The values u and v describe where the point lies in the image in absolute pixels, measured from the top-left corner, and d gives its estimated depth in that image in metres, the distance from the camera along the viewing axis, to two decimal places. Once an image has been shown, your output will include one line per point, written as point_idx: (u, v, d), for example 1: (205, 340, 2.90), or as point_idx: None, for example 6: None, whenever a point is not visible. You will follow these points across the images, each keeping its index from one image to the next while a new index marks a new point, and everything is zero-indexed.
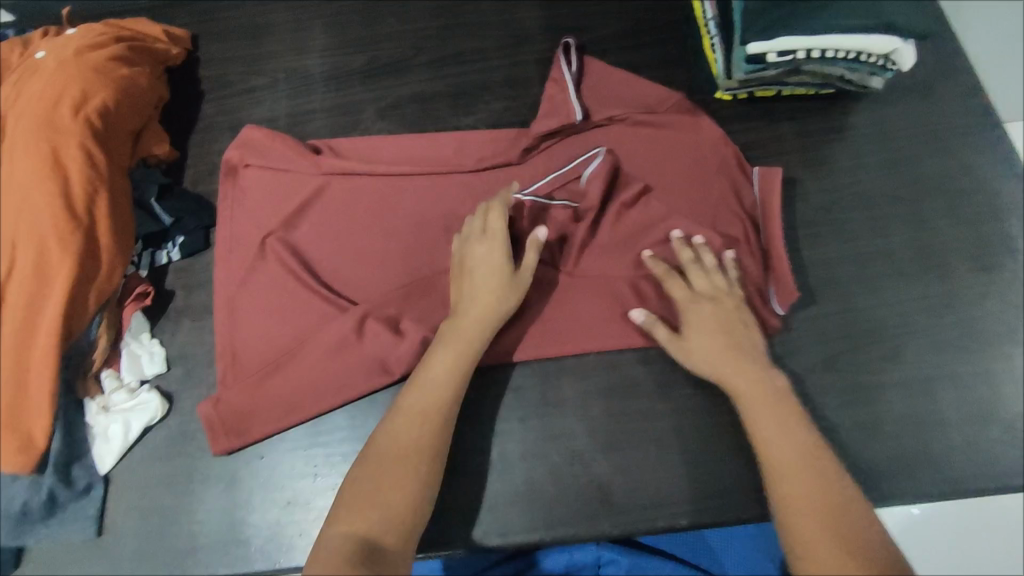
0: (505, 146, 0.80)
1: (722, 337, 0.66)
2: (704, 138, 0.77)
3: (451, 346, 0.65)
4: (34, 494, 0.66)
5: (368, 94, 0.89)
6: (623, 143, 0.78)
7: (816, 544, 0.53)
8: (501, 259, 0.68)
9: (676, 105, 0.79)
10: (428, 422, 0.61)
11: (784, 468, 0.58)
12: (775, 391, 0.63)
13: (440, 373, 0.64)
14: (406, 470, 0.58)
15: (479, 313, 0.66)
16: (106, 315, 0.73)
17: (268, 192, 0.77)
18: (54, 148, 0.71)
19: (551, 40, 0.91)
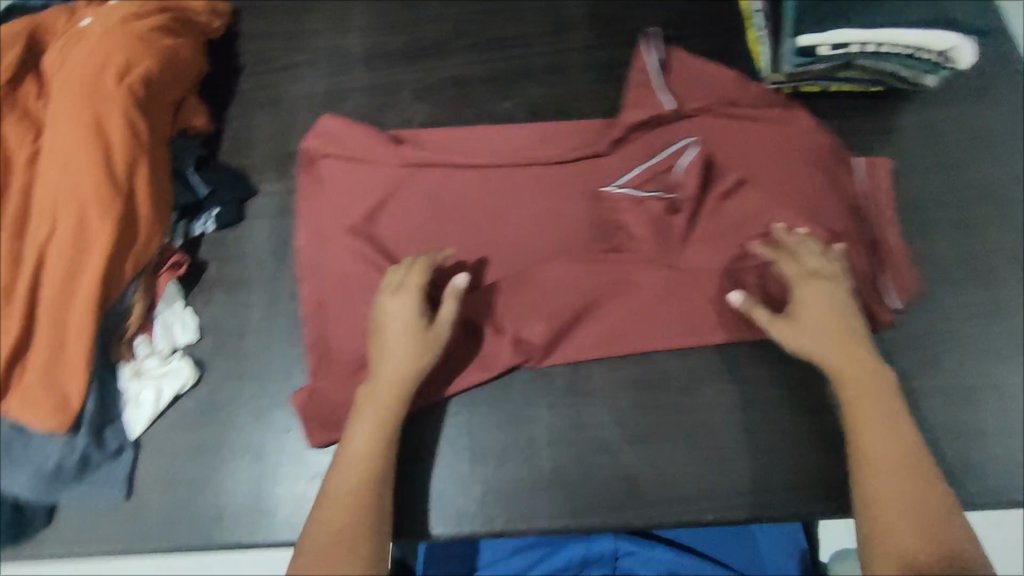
0: (591, 138, 0.79)
1: (835, 324, 0.65)
2: (808, 130, 0.75)
3: (373, 415, 0.64)
4: (69, 454, 0.68)
5: (407, 75, 0.89)
6: (717, 134, 0.76)
7: (904, 539, 0.55)
8: (416, 317, 0.66)
9: (768, 97, 0.78)
10: (362, 493, 0.60)
11: (885, 462, 0.58)
12: (884, 383, 0.63)
13: (364, 443, 0.62)
14: (344, 553, 0.57)
15: (395, 374, 0.65)
16: (142, 282, 0.73)
17: (349, 180, 0.77)
18: (98, 114, 0.72)
19: (594, 28, 0.90)
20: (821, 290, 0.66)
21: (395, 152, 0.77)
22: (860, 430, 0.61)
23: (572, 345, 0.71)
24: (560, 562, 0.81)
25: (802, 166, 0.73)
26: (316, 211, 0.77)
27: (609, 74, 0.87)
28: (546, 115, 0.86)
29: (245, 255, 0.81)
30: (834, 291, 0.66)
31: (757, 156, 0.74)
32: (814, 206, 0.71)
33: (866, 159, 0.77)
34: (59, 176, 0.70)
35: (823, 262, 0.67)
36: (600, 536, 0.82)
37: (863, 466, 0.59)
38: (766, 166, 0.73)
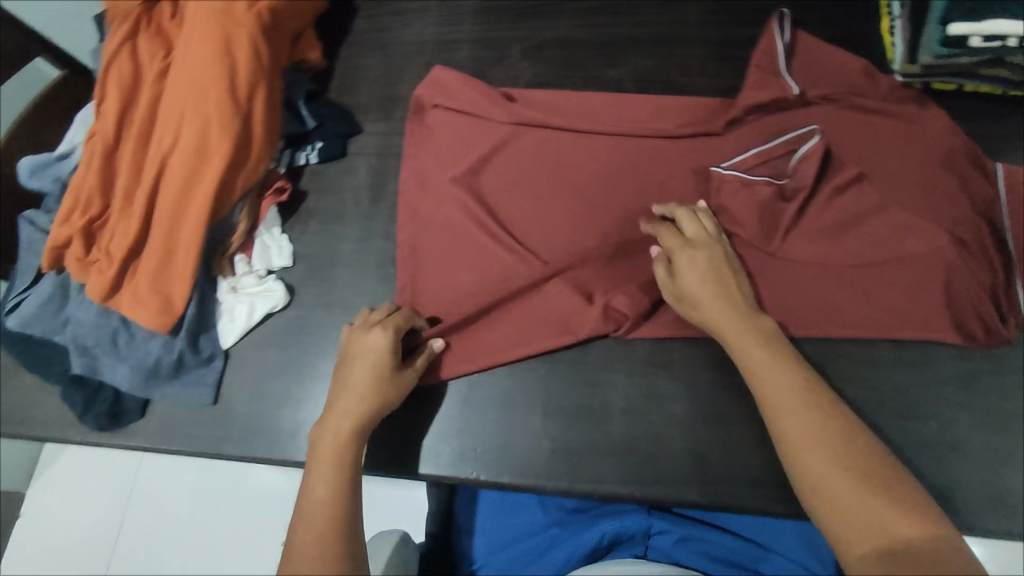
0: (706, 114, 0.77)
1: (711, 288, 0.62)
2: (933, 128, 0.72)
3: (329, 468, 0.58)
4: (168, 353, 0.72)
5: (516, 31, 0.88)
6: (843, 125, 0.73)
7: (822, 473, 0.51)
8: (387, 356, 0.64)
9: (901, 93, 0.74)
10: (328, 542, 0.54)
11: (786, 402, 0.55)
12: (765, 325, 0.61)
13: (326, 482, 0.58)
14: None
15: (357, 411, 0.61)
16: (248, 203, 0.76)
17: (457, 133, 0.78)
18: (228, 35, 0.74)
19: (713, 2, 0.87)
20: (692, 256, 0.64)
21: (503, 108, 0.78)
22: (757, 373, 0.58)
23: (663, 320, 0.70)
24: (593, 535, 0.74)
25: (936, 168, 0.70)
26: (419, 157, 0.79)
27: (724, 50, 0.84)
28: (653, 86, 0.84)
29: (342, 190, 0.83)
30: (707, 255, 0.64)
31: (878, 152, 0.72)
32: (953, 209, 0.68)
33: (1008, 167, 0.71)
34: (187, 90, 0.73)
35: (695, 225, 0.66)
36: (633, 512, 0.75)
37: (768, 411, 0.56)
38: (899, 164, 0.71)
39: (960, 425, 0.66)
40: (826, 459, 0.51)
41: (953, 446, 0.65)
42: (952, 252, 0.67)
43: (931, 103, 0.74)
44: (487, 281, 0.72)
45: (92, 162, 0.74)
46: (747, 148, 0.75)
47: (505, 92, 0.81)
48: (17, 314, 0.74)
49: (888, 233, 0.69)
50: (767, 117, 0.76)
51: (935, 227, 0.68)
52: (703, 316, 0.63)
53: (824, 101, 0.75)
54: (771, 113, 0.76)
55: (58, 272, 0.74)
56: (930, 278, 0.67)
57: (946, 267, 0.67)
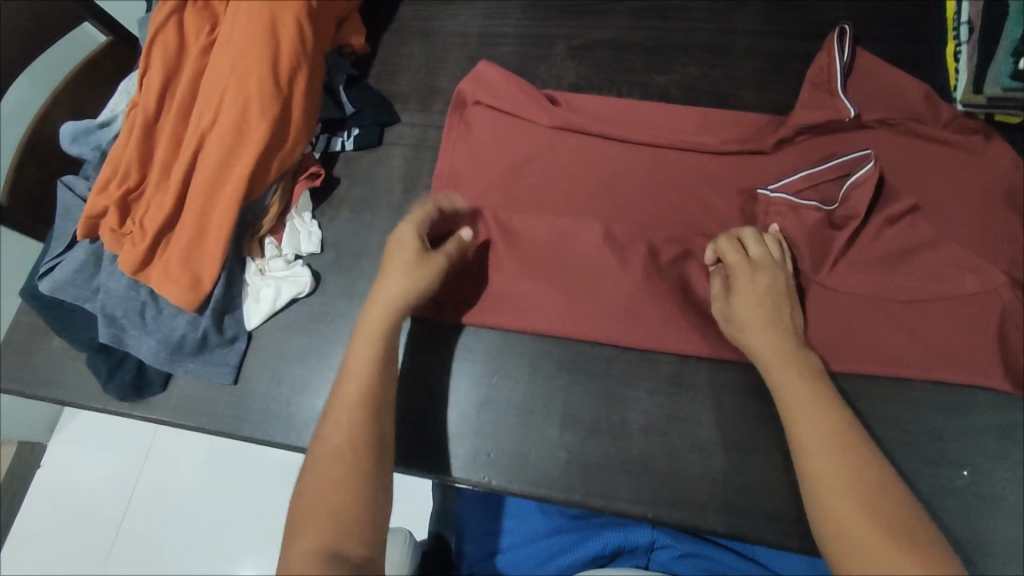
0: (753, 133, 0.75)
1: (765, 312, 0.62)
2: (994, 163, 0.69)
3: (343, 413, 0.57)
4: (193, 330, 0.72)
5: (563, 29, 0.86)
6: (892, 154, 0.71)
7: (848, 517, 0.49)
8: (411, 245, 0.65)
9: (964, 123, 0.71)
10: (345, 481, 0.53)
11: (822, 442, 0.53)
12: (811, 363, 0.59)
13: (359, 361, 0.60)
14: (344, 470, 0.53)
15: (389, 299, 0.63)
16: (281, 186, 0.76)
17: (497, 133, 0.77)
18: (274, 16, 0.74)
19: (769, 13, 0.84)
20: (752, 278, 0.63)
21: (547, 111, 0.77)
22: (794, 408, 0.56)
23: (690, 340, 0.68)
24: (595, 545, 0.73)
25: (995, 206, 0.68)
26: (456, 153, 0.78)
27: (777, 64, 0.81)
28: (700, 96, 0.81)
29: (375, 179, 0.82)
30: (767, 279, 0.63)
31: (932, 183, 0.70)
32: (1010, 248, 0.66)
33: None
34: (229, 68, 0.73)
35: (762, 248, 0.65)
36: (636, 526, 0.74)
37: (800, 448, 0.54)
38: (952, 200, 0.68)
39: (994, 476, 0.63)
40: (856, 505, 0.49)
41: (984, 497, 0.62)
42: (1009, 292, 0.65)
43: (996, 136, 0.70)
44: (516, 285, 0.72)
45: (132, 133, 0.74)
46: (791, 171, 0.73)
47: (550, 95, 0.80)
48: (49, 278, 0.75)
49: (941, 271, 0.66)
50: (815, 140, 0.74)
51: (993, 264, 0.66)
52: (748, 340, 0.62)
53: (880, 125, 0.72)
54: (821, 135, 0.73)
55: (92, 241, 0.75)
56: (981, 319, 0.65)
57: (1001, 308, 0.65)
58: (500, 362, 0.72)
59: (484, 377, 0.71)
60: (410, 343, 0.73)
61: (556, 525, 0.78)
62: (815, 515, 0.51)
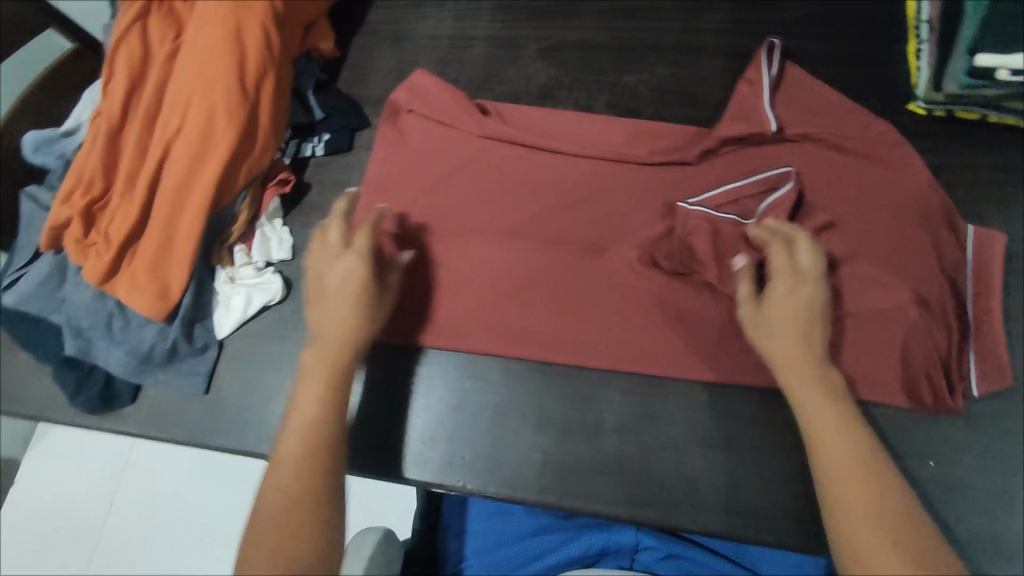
0: (683, 142, 0.76)
1: (800, 322, 0.60)
2: (909, 181, 0.70)
3: (294, 460, 0.56)
4: (161, 341, 0.72)
5: (533, 30, 0.87)
6: (817, 165, 0.72)
7: (870, 545, 0.49)
8: (361, 284, 0.63)
9: (882, 135, 0.72)
10: (294, 530, 0.52)
11: (846, 466, 0.53)
12: (838, 384, 0.59)
13: (309, 407, 0.59)
14: (294, 521, 0.53)
15: (335, 337, 0.62)
16: (250, 194, 0.76)
17: (431, 142, 0.78)
18: (239, 22, 0.73)
19: (736, 13, 0.85)
20: (792, 288, 0.61)
21: (475, 121, 0.77)
22: (817, 430, 0.56)
23: (658, 344, 0.69)
24: (580, 547, 0.74)
25: (909, 222, 0.68)
26: (427, 159, 0.78)
27: (744, 64, 0.82)
28: (669, 95, 0.82)
29: (348, 184, 0.82)
30: (810, 291, 0.61)
31: (851, 199, 0.70)
32: (918, 267, 0.66)
33: (981, 230, 0.69)
34: (194, 76, 0.72)
35: (810, 257, 0.63)
36: (621, 527, 0.75)
37: (823, 471, 0.54)
38: (895, 205, 0.69)
39: (958, 466, 0.65)
40: (878, 533, 0.50)
41: (947, 486, 0.64)
42: (914, 312, 0.65)
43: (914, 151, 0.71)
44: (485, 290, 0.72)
45: (95, 142, 0.73)
46: (755, 170, 0.73)
47: (481, 105, 0.80)
48: (14, 291, 0.73)
49: (852, 286, 0.67)
50: (746, 151, 0.74)
51: (899, 285, 0.66)
52: (775, 349, 0.60)
53: (803, 139, 0.73)
54: (748, 147, 0.74)
55: (57, 252, 0.74)
56: (886, 334, 0.65)
57: (904, 327, 0.65)
58: (458, 370, 0.71)
59: (458, 380, 0.71)
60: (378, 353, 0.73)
61: (542, 524, 0.78)
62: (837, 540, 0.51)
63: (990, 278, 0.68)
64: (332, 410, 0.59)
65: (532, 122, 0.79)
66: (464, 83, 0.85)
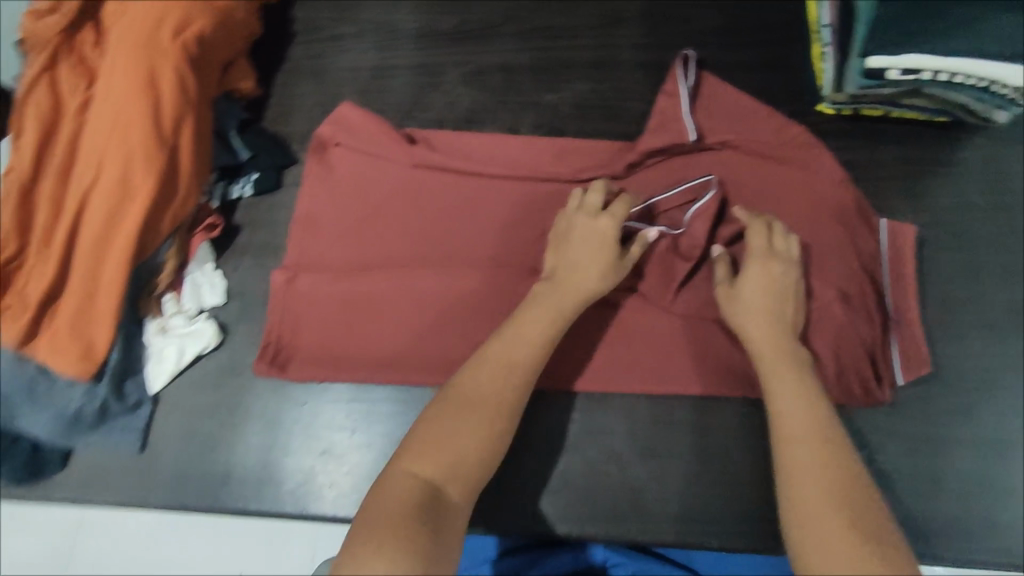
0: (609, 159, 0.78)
1: (771, 299, 0.64)
2: (823, 180, 0.73)
3: (496, 367, 0.59)
4: (89, 402, 0.69)
5: (454, 57, 0.87)
6: (737, 171, 0.74)
7: (816, 505, 0.50)
8: (610, 242, 0.66)
9: (797, 137, 0.74)
10: (476, 428, 0.55)
11: (803, 440, 0.55)
12: (803, 368, 0.61)
13: (530, 333, 0.62)
14: (480, 421, 0.56)
15: (573, 288, 0.65)
16: (177, 240, 0.73)
17: (359, 175, 0.78)
18: (152, 69, 0.71)
19: (651, 26, 0.86)
20: (764, 267, 0.65)
21: (406, 150, 0.77)
22: (779, 407, 0.58)
23: (597, 363, 0.70)
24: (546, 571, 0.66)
25: (828, 222, 0.71)
26: (353, 191, 0.78)
27: (661, 76, 0.84)
28: (592, 111, 0.83)
29: (278, 222, 0.81)
30: (781, 271, 0.65)
31: (770, 202, 0.73)
32: (839, 265, 0.69)
33: (893, 223, 0.73)
34: (109, 126, 0.70)
35: (783, 243, 0.67)
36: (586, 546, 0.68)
37: (779, 444, 0.56)
38: (810, 207, 0.72)
39: (887, 450, 0.68)
40: (825, 493, 0.50)
41: (878, 474, 0.67)
42: (838, 308, 0.68)
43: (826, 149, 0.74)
44: (418, 320, 0.73)
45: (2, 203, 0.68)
46: (679, 180, 0.75)
47: (409, 134, 0.81)
48: None
49: None
50: (670, 161, 0.76)
51: (824, 283, 0.69)
52: (745, 323, 0.64)
53: (724, 147, 0.75)
54: (671, 157, 0.76)
55: None
56: (820, 334, 0.68)
57: (834, 325, 0.68)
58: (400, 404, 0.72)
59: (400, 414, 0.72)
60: (318, 391, 0.73)
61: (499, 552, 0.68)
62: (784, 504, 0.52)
63: (903, 272, 0.72)
64: (548, 344, 0.62)
65: (461, 148, 0.80)
66: (390, 114, 0.86)
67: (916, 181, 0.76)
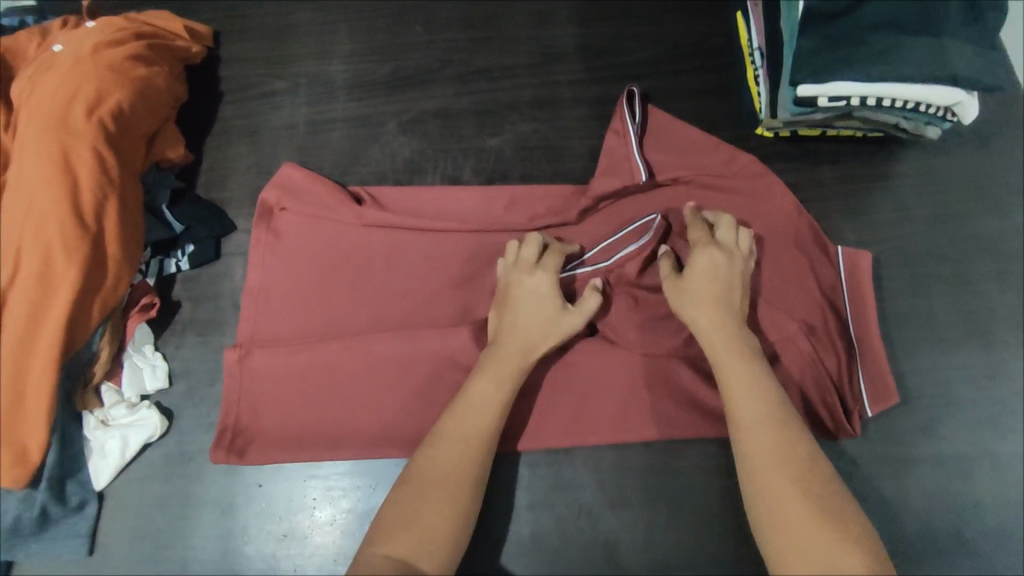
0: (559, 204, 0.77)
1: (717, 288, 0.63)
2: (777, 209, 0.72)
3: (455, 440, 0.58)
4: (27, 509, 0.65)
5: (390, 106, 0.85)
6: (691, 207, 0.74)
7: (799, 535, 0.48)
8: (549, 299, 0.65)
9: (749, 166, 0.74)
10: (444, 503, 0.55)
11: (771, 458, 0.53)
12: (761, 367, 0.60)
13: (481, 400, 0.60)
14: (449, 494, 0.55)
15: (521, 345, 0.63)
16: (109, 326, 0.70)
17: (308, 240, 0.76)
18: (65, 150, 0.67)
19: (586, 60, 0.86)
20: (711, 257, 0.64)
21: (354, 212, 0.75)
22: (746, 422, 0.56)
23: (563, 419, 0.68)
24: None
25: (787, 251, 0.71)
26: (295, 260, 0.75)
27: (601, 110, 0.84)
28: (534, 152, 0.82)
29: (219, 295, 0.78)
30: (726, 259, 0.65)
31: None
32: (800, 297, 0.70)
33: (850, 250, 0.72)
34: (22, 214, 0.65)
35: (730, 236, 0.67)
36: None
37: (746, 457, 0.54)
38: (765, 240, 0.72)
39: (853, 475, 0.68)
40: (802, 515, 0.50)
41: None
42: (804, 340, 0.68)
43: (775, 175, 0.74)
44: (373, 388, 0.70)
45: None
46: (628, 219, 0.74)
47: (354, 192, 0.78)
48: None
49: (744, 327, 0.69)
50: (622, 203, 0.75)
51: (788, 315, 0.68)
52: (695, 315, 0.63)
53: (677, 182, 0.74)
54: (623, 199, 0.75)
55: None
56: (787, 370, 0.68)
57: (801, 358, 0.68)
58: (361, 477, 0.70)
59: (361, 487, 0.70)
60: (273, 471, 0.71)
61: None
62: (762, 533, 0.51)
63: (864, 298, 0.71)
64: (501, 405, 0.61)
65: (410, 203, 0.78)
66: (328, 170, 0.83)
67: (857, 199, 0.77)
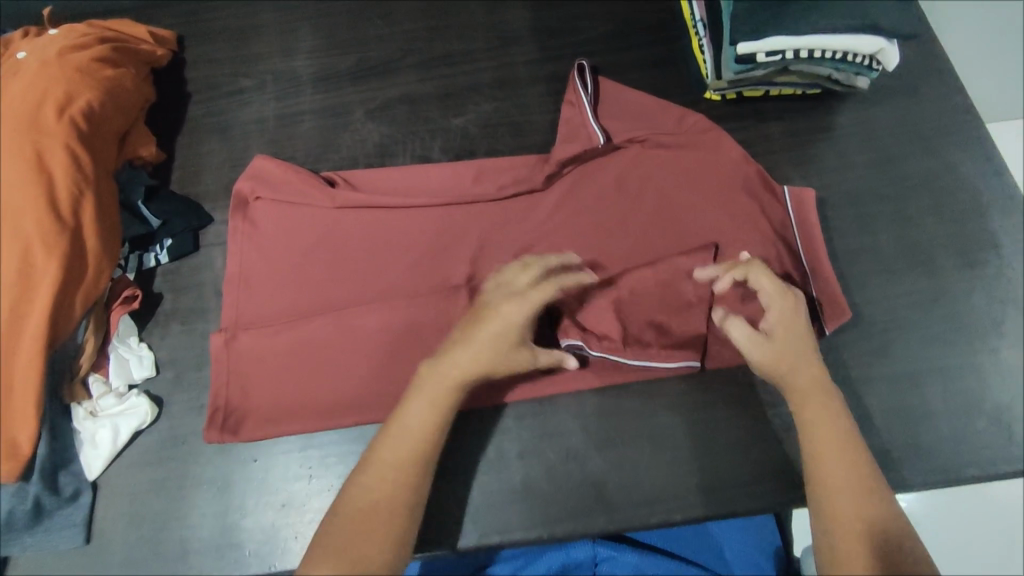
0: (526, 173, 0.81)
1: (793, 340, 0.65)
2: (726, 159, 0.77)
3: (387, 468, 0.59)
4: (21, 502, 0.65)
5: (357, 95, 0.88)
6: (649, 164, 0.78)
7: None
8: (514, 331, 0.63)
9: (696, 123, 0.79)
10: (373, 532, 0.57)
11: (854, 528, 0.57)
12: (845, 417, 0.63)
13: (414, 425, 0.61)
14: (376, 526, 0.57)
15: (471, 369, 0.62)
16: (93, 318, 0.71)
17: (283, 225, 0.78)
18: (39, 151, 0.68)
19: (541, 40, 0.90)
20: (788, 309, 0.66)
21: (327, 194, 0.77)
22: (826, 467, 0.60)
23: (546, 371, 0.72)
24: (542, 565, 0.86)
25: (739, 195, 0.76)
26: (274, 243, 0.77)
27: (558, 86, 0.88)
28: (498, 129, 0.86)
29: (202, 284, 0.80)
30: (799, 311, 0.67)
31: (681, 190, 0.77)
32: (754, 236, 0.74)
33: (795, 190, 0.77)
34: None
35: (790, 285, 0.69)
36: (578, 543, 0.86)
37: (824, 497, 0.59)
38: (721, 188, 0.76)
39: None
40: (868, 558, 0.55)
41: None
42: None
43: (723, 130, 0.79)
44: (360, 357, 0.73)
45: None
46: (592, 181, 0.78)
47: (327, 177, 0.81)
48: None
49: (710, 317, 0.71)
50: (585, 167, 0.80)
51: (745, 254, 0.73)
52: (776, 365, 0.65)
53: (632, 144, 0.79)
54: (585, 163, 0.79)
55: None
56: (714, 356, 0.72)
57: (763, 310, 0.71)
58: (354, 443, 0.72)
59: (355, 453, 0.72)
60: (268, 445, 0.72)
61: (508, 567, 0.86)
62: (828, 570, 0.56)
63: (811, 234, 0.76)
64: (433, 431, 0.61)
65: (381, 184, 0.81)
66: (300, 158, 0.86)
67: (802, 149, 0.82)
